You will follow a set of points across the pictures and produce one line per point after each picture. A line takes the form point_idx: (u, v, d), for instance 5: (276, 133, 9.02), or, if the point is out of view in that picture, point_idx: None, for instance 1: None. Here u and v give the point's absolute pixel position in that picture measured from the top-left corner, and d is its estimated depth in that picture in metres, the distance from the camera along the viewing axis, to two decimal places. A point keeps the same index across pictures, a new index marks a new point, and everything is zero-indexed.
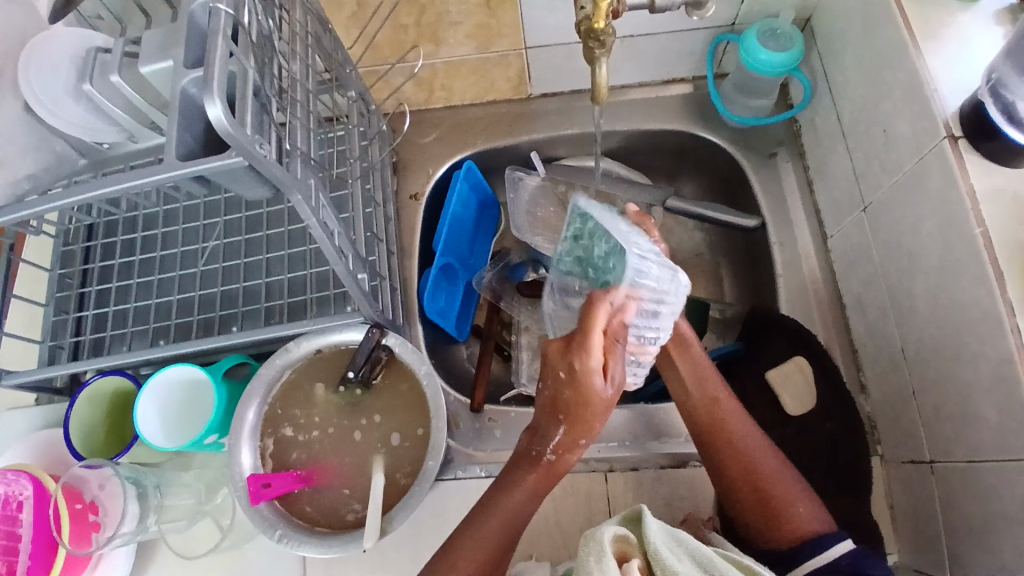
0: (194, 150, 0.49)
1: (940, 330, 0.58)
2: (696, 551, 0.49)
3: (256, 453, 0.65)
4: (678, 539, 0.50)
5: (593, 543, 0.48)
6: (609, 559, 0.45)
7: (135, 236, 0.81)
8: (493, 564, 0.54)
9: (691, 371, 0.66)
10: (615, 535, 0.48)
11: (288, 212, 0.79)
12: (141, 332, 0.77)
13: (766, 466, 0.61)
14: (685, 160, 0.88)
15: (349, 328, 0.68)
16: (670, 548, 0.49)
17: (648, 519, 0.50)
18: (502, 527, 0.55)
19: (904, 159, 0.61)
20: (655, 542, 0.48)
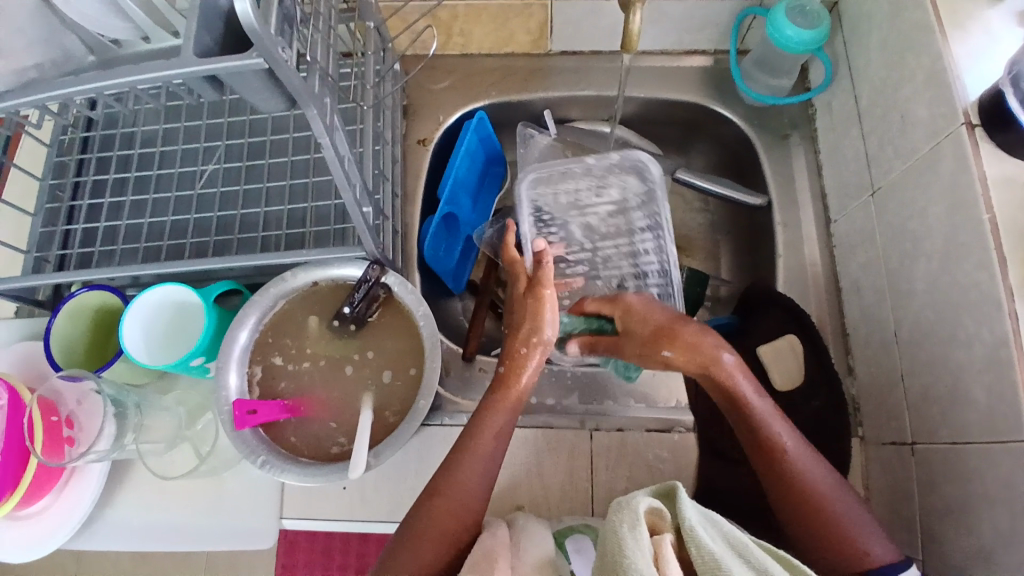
0: (213, 51, 0.48)
1: (936, 314, 0.59)
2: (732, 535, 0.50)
3: (243, 378, 0.64)
4: (714, 522, 0.51)
5: (625, 512, 0.49)
6: (641, 529, 0.47)
7: (131, 152, 0.78)
8: (461, 515, 0.58)
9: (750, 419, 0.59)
10: (648, 508, 0.50)
11: (292, 144, 0.77)
12: (132, 250, 0.75)
13: (811, 475, 0.58)
14: (697, 134, 0.88)
15: (348, 262, 0.67)
16: (704, 527, 0.50)
17: (682, 497, 0.50)
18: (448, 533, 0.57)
19: (918, 144, 0.62)
20: (689, 520, 0.49)
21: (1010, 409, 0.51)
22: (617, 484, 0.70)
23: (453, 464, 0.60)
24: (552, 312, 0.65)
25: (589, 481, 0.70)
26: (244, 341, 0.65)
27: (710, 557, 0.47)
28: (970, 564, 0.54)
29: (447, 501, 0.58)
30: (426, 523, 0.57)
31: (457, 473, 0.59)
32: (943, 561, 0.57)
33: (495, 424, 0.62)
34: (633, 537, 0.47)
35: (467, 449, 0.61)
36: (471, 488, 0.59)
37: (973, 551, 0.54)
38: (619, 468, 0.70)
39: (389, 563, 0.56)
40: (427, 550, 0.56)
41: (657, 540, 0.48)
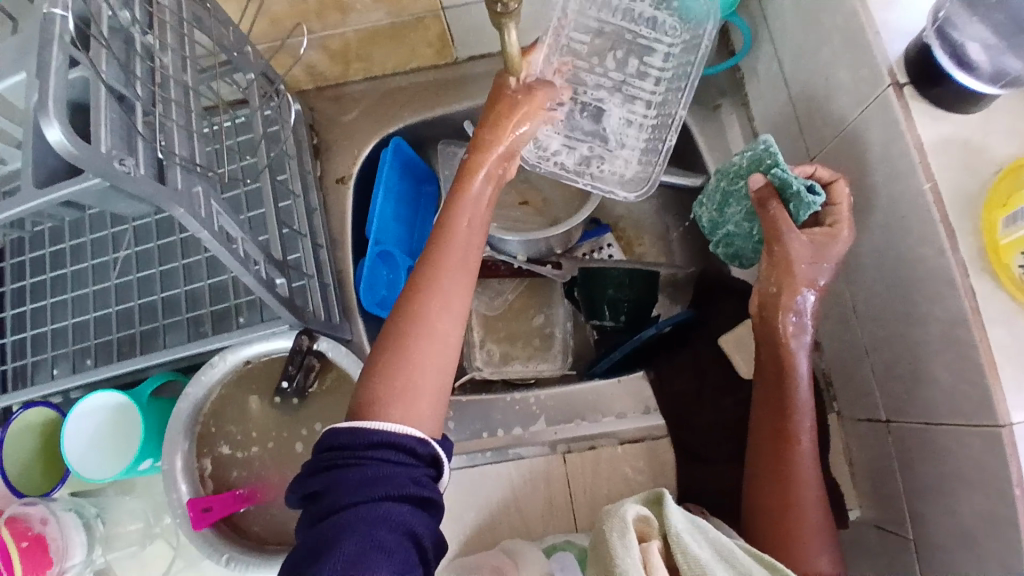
0: (59, 170, 0.44)
1: (889, 287, 0.56)
2: (716, 541, 0.52)
3: (194, 478, 0.62)
4: (699, 527, 0.53)
5: (615, 521, 0.52)
6: (628, 536, 0.50)
7: (45, 253, 0.74)
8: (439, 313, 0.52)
9: (779, 398, 0.58)
10: (636, 516, 0.52)
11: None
12: (62, 355, 0.72)
13: (805, 490, 0.57)
14: None
15: (275, 336, 0.63)
16: (690, 534, 0.52)
17: (668, 505, 0.53)
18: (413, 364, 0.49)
19: (846, 109, 0.57)
20: (675, 528, 0.52)
21: (974, 389, 0.48)
22: (597, 504, 0.69)
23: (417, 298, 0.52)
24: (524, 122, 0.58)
25: (569, 505, 0.69)
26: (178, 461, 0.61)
27: (696, 563, 0.50)
28: (953, 546, 0.53)
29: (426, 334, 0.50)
30: (414, 358, 0.49)
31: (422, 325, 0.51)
32: (929, 541, 0.56)
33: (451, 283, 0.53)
34: (622, 544, 0.50)
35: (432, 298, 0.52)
36: (443, 361, 0.50)
37: (956, 532, 0.52)
38: (597, 488, 0.69)
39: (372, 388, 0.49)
40: (431, 379, 0.49)
41: (645, 547, 0.51)
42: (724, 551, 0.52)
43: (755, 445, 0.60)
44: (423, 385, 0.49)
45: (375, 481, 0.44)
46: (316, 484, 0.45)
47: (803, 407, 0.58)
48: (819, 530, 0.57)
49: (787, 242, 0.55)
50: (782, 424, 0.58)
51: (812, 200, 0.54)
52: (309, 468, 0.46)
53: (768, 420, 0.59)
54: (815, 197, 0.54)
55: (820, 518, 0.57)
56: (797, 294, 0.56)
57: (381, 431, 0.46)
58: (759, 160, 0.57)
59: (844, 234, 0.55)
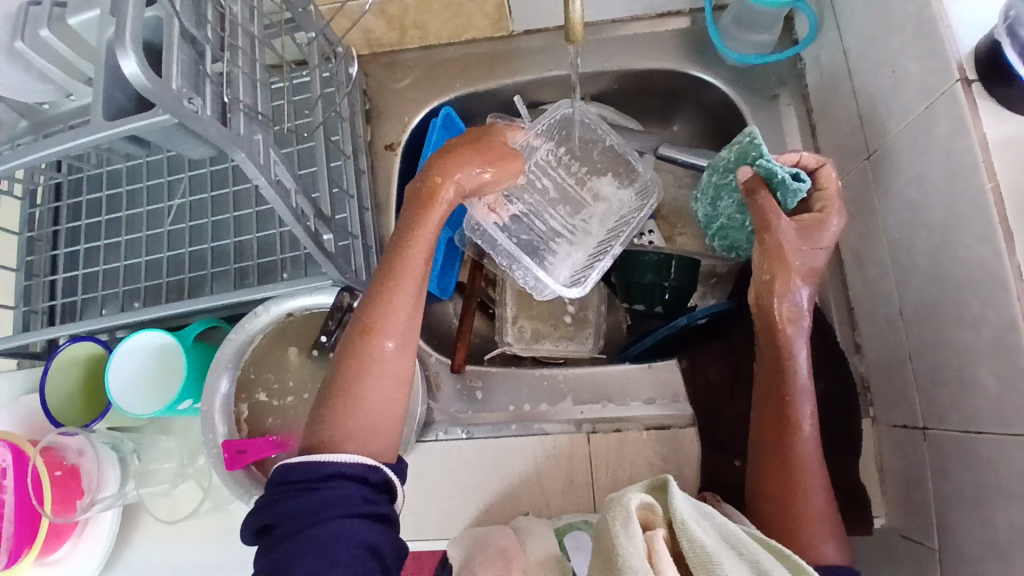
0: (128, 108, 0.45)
1: (941, 290, 0.55)
2: (724, 529, 0.50)
3: (230, 420, 0.64)
4: (705, 514, 0.51)
5: (620, 509, 0.50)
6: (632, 527, 0.47)
7: (101, 195, 0.77)
8: (400, 339, 0.56)
9: (779, 384, 0.59)
10: (640, 503, 0.50)
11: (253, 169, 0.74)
12: (113, 294, 0.75)
13: (811, 479, 0.58)
14: (679, 103, 0.81)
15: (319, 291, 0.65)
16: (698, 521, 0.50)
17: (673, 490, 0.51)
18: (365, 395, 0.54)
19: (912, 103, 0.56)
20: (681, 513, 0.50)
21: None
22: (618, 486, 0.69)
23: (377, 315, 0.56)
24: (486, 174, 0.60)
25: (590, 484, 0.69)
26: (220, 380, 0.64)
27: (703, 552, 0.47)
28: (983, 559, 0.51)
29: (377, 366, 0.55)
30: (361, 388, 0.55)
31: (371, 358, 0.55)
32: (959, 552, 0.54)
33: (403, 307, 0.57)
34: (625, 533, 0.47)
35: (385, 325, 0.56)
36: (391, 390, 0.56)
37: (988, 544, 0.51)
38: (620, 470, 0.69)
39: (327, 422, 0.54)
40: (379, 417, 0.55)
41: (649, 535, 0.49)
42: (731, 537, 0.50)
43: (755, 430, 0.61)
44: (376, 418, 0.55)
45: (326, 504, 0.49)
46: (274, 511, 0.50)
47: (804, 396, 0.59)
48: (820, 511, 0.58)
49: (777, 230, 0.59)
50: (780, 409, 0.59)
51: (797, 187, 0.59)
52: (265, 500, 0.51)
53: (765, 406, 0.60)
54: (799, 185, 0.59)
55: (826, 507, 0.58)
56: (792, 282, 0.59)
57: (333, 462, 0.50)
58: (745, 152, 0.62)
59: (832, 221, 0.59)
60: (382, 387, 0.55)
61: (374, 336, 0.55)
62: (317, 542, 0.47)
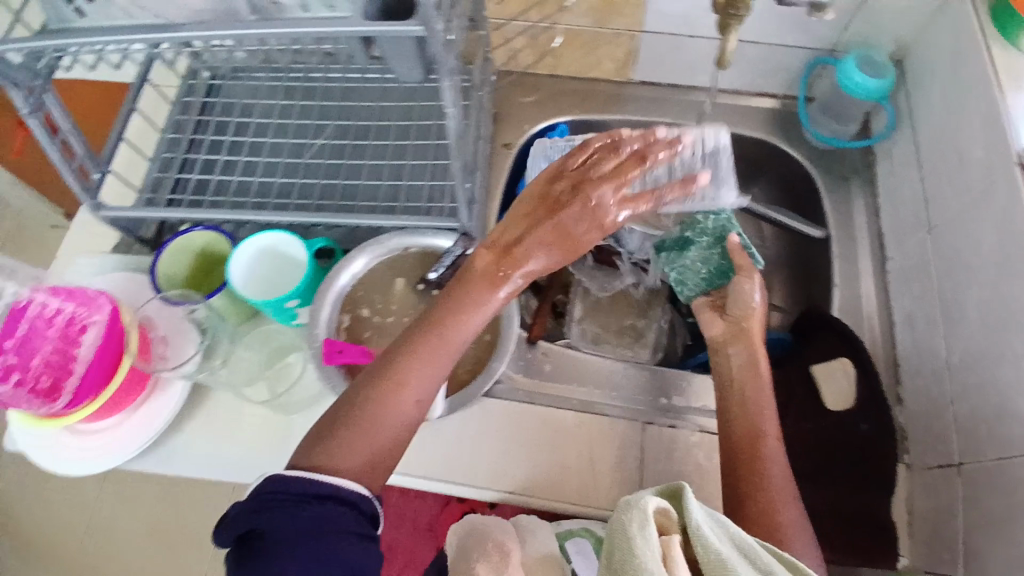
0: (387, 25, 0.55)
1: (989, 336, 0.63)
2: (740, 540, 0.53)
3: (333, 321, 0.69)
4: (723, 526, 0.54)
5: (637, 510, 0.53)
6: (648, 530, 0.51)
7: (248, 121, 0.86)
8: (425, 401, 0.61)
9: (745, 405, 0.70)
10: (656, 508, 0.53)
11: (395, 130, 0.83)
12: (239, 203, 0.81)
13: (776, 492, 0.64)
14: (761, 170, 0.94)
15: (441, 233, 0.73)
16: (715, 534, 0.53)
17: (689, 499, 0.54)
18: (372, 435, 0.57)
19: (974, 183, 0.68)
20: (696, 521, 0.53)
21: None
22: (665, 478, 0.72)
23: (416, 360, 0.60)
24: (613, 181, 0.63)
25: (639, 472, 0.72)
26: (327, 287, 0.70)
27: (716, 558, 0.50)
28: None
29: (392, 415, 0.59)
30: (361, 429, 0.57)
31: (389, 405, 0.59)
32: None
33: (432, 361, 0.61)
34: (643, 535, 0.51)
35: (413, 370, 0.60)
36: (395, 441, 0.59)
37: (1016, 561, 0.56)
38: (667, 464, 0.72)
39: (328, 450, 0.56)
40: (386, 450, 0.58)
41: (667, 541, 0.51)
42: (744, 546, 0.53)
43: (724, 451, 0.69)
44: (380, 445, 0.58)
45: (320, 520, 0.51)
46: (266, 520, 0.50)
47: (767, 420, 0.69)
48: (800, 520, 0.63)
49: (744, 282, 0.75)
50: (753, 426, 0.68)
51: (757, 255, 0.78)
52: (249, 508, 0.51)
53: (733, 432, 0.68)
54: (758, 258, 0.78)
55: (798, 522, 0.63)
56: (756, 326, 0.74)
57: (320, 483, 0.53)
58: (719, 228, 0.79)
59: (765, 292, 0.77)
60: (384, 459, 0.58)
61: (400, 394, 0.59)
62: (291, 548, 0.48)
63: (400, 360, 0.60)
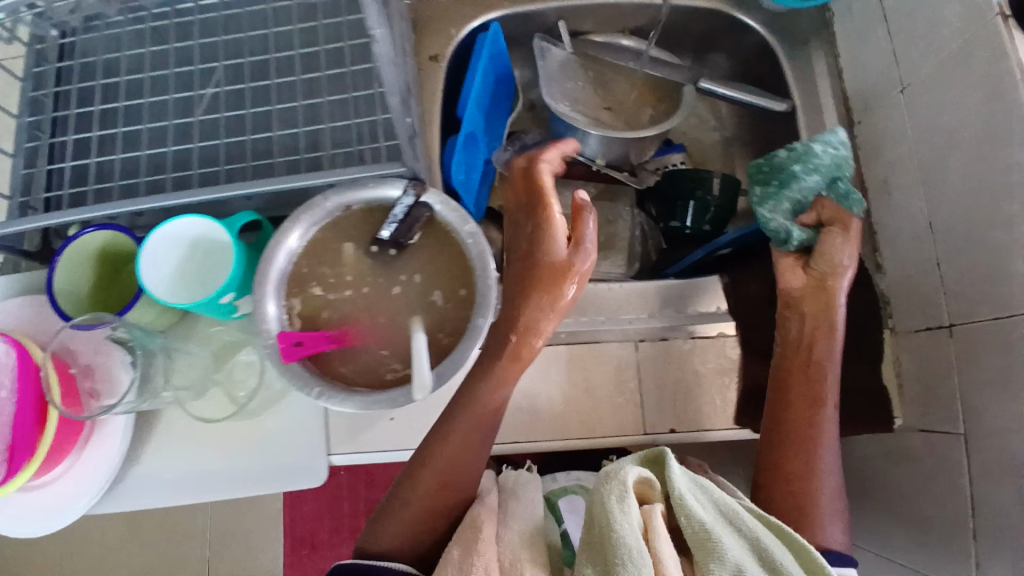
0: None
1: (974, 199, 0.62)
2: (719, 500, 0.56)
3: (282, 309, 0.61)
4: (701, 487, 0.57)
5: (617, 483, 0.55)
6: (628, 500, 0.53)
7: (116, 81, 0.71)
8: (451, 484, 0.62)
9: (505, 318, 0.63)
10: (638, 477, 0.56)
11: (322, 31, 0.70)
12: (133, 160, 0.69)
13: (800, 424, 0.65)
14: (714, 43, 0.86)
15: (383, 184, 0.63)
16: (693, 495, 0.55)
17: (671, 463, 0.56)
18: (462, 458, 0.62)
19: (950, 43, 0.64)
20: (681, 489, 0.54)
21: (988, 309, 0.60)
22: (664, 394, 0.70)
23: (445, 452, 0.62)
24: (576, 282, 0.62)
25: (638, 388, 0.70)
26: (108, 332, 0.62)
27: (702, 528, 0.52)
28: (885, 461, 0.73)
29: (436, 474, 0.62)
30: (398, 510, 0.62)
31: (435, 459, 0.62)
32: (984, 431, 0.61)
33: (463, 437, 0.62)
34: (621, 509, 0.52)
35: (437, 447, 0.62)
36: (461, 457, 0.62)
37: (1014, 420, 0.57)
38: (664, 381, 0.70)
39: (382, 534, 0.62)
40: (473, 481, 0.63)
41: (647, 511, 0.54)
42: (727, 509, 0.55)
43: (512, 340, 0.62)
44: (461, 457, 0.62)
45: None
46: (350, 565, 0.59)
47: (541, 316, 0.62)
48: (825, 490, 0.64)
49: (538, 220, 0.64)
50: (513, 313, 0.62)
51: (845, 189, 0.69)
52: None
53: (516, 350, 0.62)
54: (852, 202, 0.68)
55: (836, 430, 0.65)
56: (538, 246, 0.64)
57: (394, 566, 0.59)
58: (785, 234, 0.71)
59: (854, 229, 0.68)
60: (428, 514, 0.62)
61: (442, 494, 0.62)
62: None
63: (433, 438, 0.63)
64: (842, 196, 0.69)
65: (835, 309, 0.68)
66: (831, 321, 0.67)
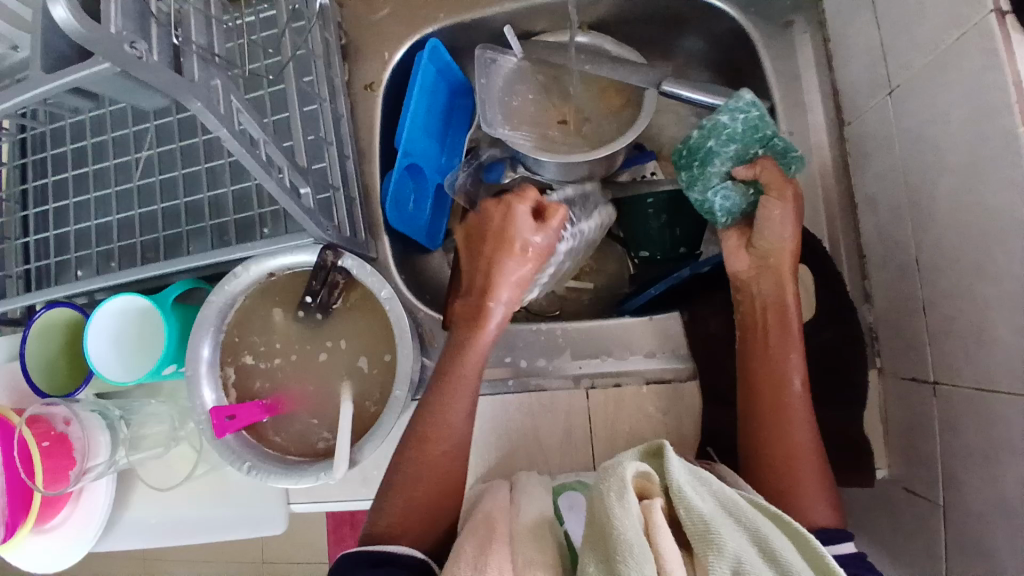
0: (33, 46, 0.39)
1: (959, 238, 0.51)
2: (721, 495, 0.44)
3: (217, 388, 0.62)
4: (701, 479, 0.45)
5: (613, 476, 0.44)
6: (627, 495, 0.42)
7: (66, 149, 0.73)
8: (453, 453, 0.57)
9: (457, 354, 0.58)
10: (635, 471, 0.44)
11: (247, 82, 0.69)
12: (87, 230, 0.72)
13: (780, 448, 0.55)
14: (687, 29, 0.75)
15: (300, 250, 0.62)
16: (693, 486, 0.44)
17: (668, 454, 0.45)
18: (434, 457, 0.56)
19: (940, 36, 0.50)
20: (676, 479, 0.43)
21: (969, 371, 0.51)
22: (617, 445, 0.66)
23: (432, 414, 0.57)
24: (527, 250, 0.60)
25: (588, 439, 0.66)
26: (72, 411, 0.63)
27: (700, 520, 0.41)
28: (869, 506, 0.67)
29: (439, 445, 0.57)
30: (419, 479, 0.55)
31: (433, 424, 0.57)
32: (963, 507, 0.52)
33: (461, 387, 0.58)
34: (619, 503, 0.41)
35: (429, 428, 0.57)
36: (444, 467, 0.56)
37: (993, 501, 0.49)
38: (619, 430, 0.66)
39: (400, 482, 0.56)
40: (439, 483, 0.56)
41: (645, 506, 0.43)
42: (729, 503, 0.44)
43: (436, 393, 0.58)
44: (438, 465, 0.56)
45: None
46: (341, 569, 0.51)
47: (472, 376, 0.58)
48: (819, 485, 0.55)
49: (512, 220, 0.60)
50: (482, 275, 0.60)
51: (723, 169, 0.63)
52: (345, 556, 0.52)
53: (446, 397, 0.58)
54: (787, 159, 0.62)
55: (808, 444, 0.55)
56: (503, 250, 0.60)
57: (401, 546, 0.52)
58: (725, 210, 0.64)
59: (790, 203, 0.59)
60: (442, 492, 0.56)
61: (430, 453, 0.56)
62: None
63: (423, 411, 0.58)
64: (782, 153, 0.62)
65: (782, 283, 0.60)
66: (789, 322, 0.59)
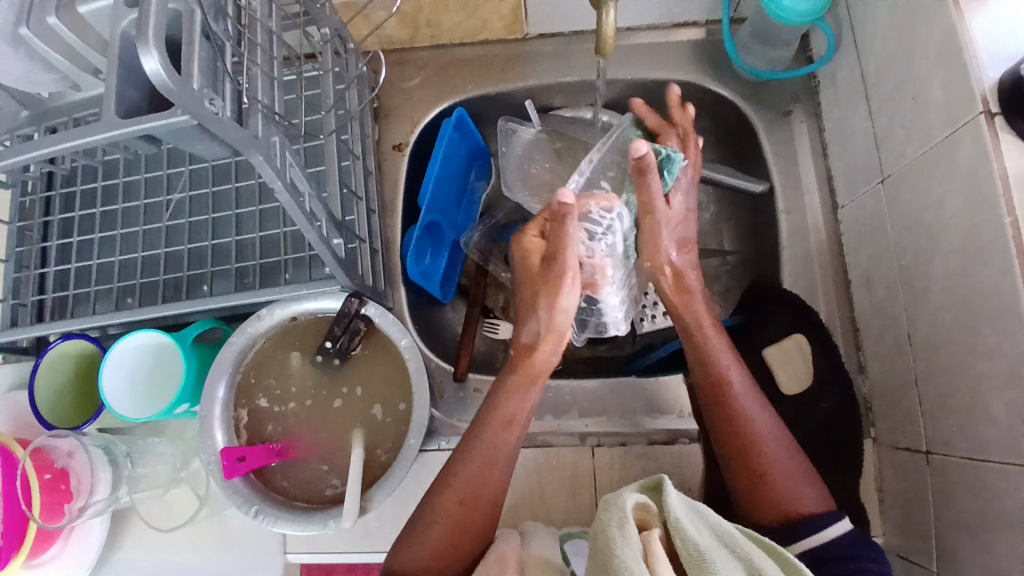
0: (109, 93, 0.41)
1: (952, 319, 0.55)
2: (717, 526, 0.46)
3: (228, 431, 0.62)
4: (698, 511, 0.46)
5: (613, 508, 0.45)
6: (628, 526, 0.43)
7: (96, 186, 0.75)
8: (469, 500, 0.57)
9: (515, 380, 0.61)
10: (635, 503, 0.45)
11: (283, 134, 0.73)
12: (109, 265, 0.73)
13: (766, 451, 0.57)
14: (694, 112, 0.81)
15: (324, 296, 0.63)
16: (690, 519, 0.45)
17: (667, 489, 0.46)
18: (466, 514, 0.57)
19: (932, 132, 0.56)
20: (674, 510, 0.45)
21: (963, 444, 0.54)
22: None
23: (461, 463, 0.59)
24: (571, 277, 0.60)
25: (592, 497, 0.67)
26: (78, 443, 0.62)
27: (696, 551, 0.43)
28: None
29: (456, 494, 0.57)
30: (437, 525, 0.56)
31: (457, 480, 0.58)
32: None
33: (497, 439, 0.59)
34: (620, 534, 0.43)
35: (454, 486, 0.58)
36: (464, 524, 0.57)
37: (990, 572, 0.51)
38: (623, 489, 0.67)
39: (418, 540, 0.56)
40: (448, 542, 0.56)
41: (645, 536, 0.44)
42: (726, 536, 0.45)
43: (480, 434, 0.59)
44: (471, 516, 0.57)
45: None
46: None
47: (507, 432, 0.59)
48: (789, 465, 0.57)
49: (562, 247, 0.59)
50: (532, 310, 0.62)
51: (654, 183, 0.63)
52: None
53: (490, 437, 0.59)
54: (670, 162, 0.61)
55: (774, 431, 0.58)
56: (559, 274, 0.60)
57: None
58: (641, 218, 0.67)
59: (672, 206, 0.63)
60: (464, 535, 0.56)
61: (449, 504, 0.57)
62: None
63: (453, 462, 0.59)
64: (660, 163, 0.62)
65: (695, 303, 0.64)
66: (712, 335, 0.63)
